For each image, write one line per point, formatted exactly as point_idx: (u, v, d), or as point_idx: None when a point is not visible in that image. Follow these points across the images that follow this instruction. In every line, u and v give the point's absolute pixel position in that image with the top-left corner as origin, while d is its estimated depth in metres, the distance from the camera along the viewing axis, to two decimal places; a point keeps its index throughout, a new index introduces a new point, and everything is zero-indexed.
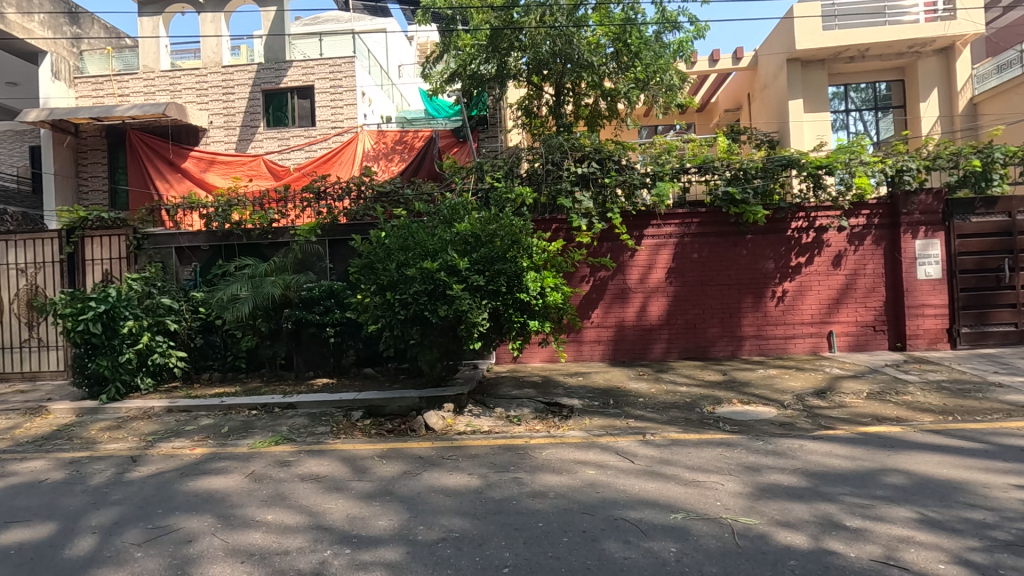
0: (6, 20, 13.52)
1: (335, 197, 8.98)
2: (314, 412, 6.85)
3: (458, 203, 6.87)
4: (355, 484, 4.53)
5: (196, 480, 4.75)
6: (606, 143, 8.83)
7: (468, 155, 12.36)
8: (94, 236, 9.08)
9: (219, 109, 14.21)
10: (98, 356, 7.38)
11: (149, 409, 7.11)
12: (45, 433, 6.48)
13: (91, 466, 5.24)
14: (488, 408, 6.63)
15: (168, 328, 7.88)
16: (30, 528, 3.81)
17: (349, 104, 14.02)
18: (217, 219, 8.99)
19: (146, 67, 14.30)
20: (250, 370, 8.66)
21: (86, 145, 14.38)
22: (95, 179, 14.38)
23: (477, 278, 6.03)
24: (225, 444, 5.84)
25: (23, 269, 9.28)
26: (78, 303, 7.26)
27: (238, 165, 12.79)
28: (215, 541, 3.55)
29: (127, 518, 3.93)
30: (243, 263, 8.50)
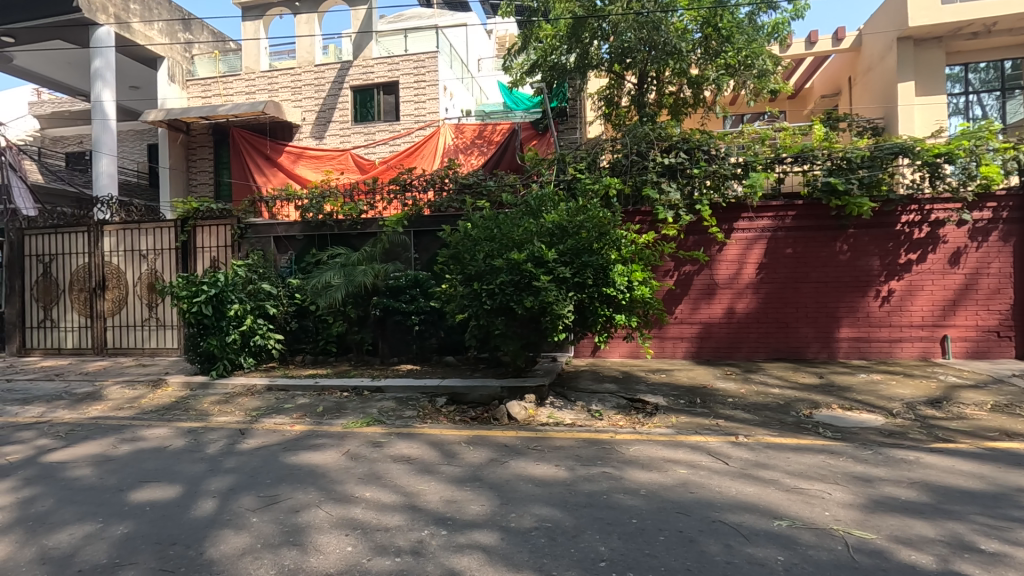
0: (132, 29, 14.94)
1: (420, 189, 9.23)
2: (400, 396, 7.10)
3: (544, 195, 6.86)
4: (445, 468, 4.65)
5: (298, 454, 5.06)
6: (694, 132, 8.50)
7: (549, 146, 12.29)
8: (204, 226, 9.92)
9: (312, 106, 15.01)
10: (208, 336, 8.04)
11: (252, 386, 7.66)
12: (165, 403, 7.14)
13: (206, 436, 5.71)
14: (569, 401, 6.61)
15: (268, 312, 8.44)
16: (160, 489, 4.20)
17: (432, 99, 14.34)
18: (311, 210, 9.46)
19: (248, 68, 15.31)
20: (339, 354, 9.09)
21: (196, 143, 15.63)
22: (202, 173, 15.61)
23: (564, 270, 6.01)
24: (320, 423, 6.17)
25: (146, 255, 10.23)
26: (193, 287, 7.92)
27: (328, 159, 13.47)
28: (321, 513, 3.75)
29: (242, 486, 4.25)
30: (336, 252, 8.92)
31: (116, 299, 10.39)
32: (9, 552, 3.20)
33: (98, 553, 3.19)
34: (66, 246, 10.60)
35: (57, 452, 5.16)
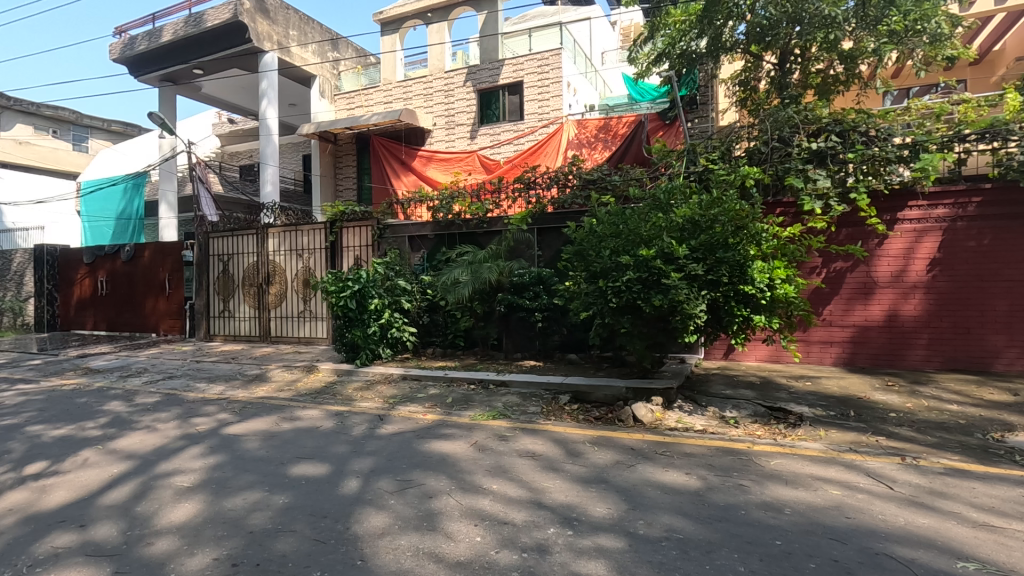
0: (290, 53, 16.83)
1: (544, 187, 9.26)
2: (524, 392, 7.20)
3: (673, 188, 6.53)
4: (570, 467, 4.61)
5: (430, 442, 5.34)
6: (848, 112, 7.58)
7: (678, 136, 11.74)
8: (350, 227, 10.86)
9: (442, 111, 15.79)
10: (353, 327, 8.80)
11: (389, 374, 8.25)
12: (317, 387, 7.95)
13: (351, 419, 6.25)
14: (700, 406, 6.24)
15: (403, 307, 9.03)
16: (314, 465, 4.67)
17: (556, 96, 14.37)
18: (442, 210, 9.91)
19: (386, 80, 16.53)
20: (466, 348, 9.47)
21: (342, 151, 17.21)
22: (347, 179, 17.15)
23: (696, 267, 5.68)
24: (450, 413, 6.46)
25: (301, 254, 11.47)
26: (340, 283, 8.71)
27: (456, 161, 14.07)
28: (451, 501, 3.90)
29: (382, 468, 4.58)
30: (463, 250, 9.29)
31: (278, 292, 11.77)
32: (199, 510, 3.75)
33: (265, 519, 3.61)
34: (240, 247, 12.23)
35: (233, 425, 5.96)
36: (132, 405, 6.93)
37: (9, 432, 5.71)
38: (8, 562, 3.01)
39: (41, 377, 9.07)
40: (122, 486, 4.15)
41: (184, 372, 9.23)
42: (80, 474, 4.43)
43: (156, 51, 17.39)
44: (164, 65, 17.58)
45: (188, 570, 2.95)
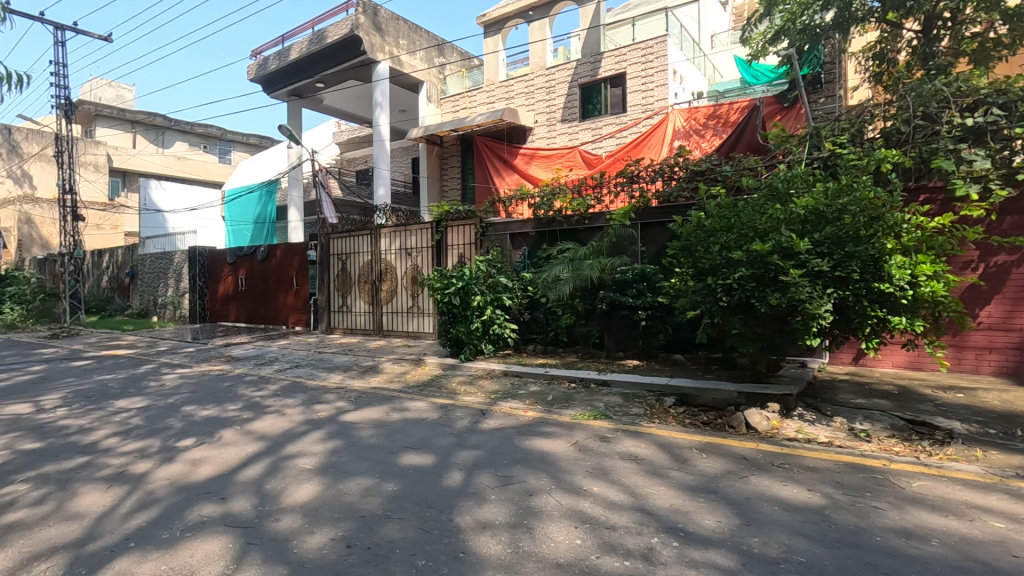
0: (400, 61, 17.74)
1: (648, 180, 8.91)
2: (626, 392, 7.00)
3: (793, 175, 5.99)
4: (675, 473, 4.39)
5: (531, 439, 5.35)
6: (1015, 80, 6.50)
7: (799, 120, 10.84)
8: (454, 226, 11.22)
9: (543, 108, 15.82)
10: (457, 323, 9.09)
11: (491, 370, 8.43)
12: (424, 380, 8.33)
13: (455, 412, 6.45)
14: (825, 416, 5.68)
15: (504, 303, 9.16)
16: (421, 456, 4.86)
17: (661, 85, 13.82)
18: (542, 207, 9.92)
19: (489, 81, 16.89)
20: (567, 346, 9.41)
21: (447, 153, 17.85)
22: (453, 180, 17.77)
23: (821, 263, 5.18)
24: (551, 411, 6.45)
25: (410, 252, 12.05)
26: (445, 280, 9.04)
27: (558, 158, 14.06)
28: (551, 500, 3.88)
29: (484, 462, 4.66)
30: (564, 247, 9.24)
31: (389, 289, 12.48)
32: (318, 491, 4.05)
33: (376, 505, 3.81)
34: (356, 246, 13.13)
35: (349, 413, 6.40)
36: (265, 391, 7.69)
37: (169, 410, 6.57)
38: (165, 525, 3.45)
39: (194, 363, 10.36)
40: (256, 464, 4.61)
41: (308, 362, 10.10)
42: (222, 451, 4.98)
43: (286, 69, 19.18)
44: (292, 81, 19.32)
45: (309, 547, 3.19)
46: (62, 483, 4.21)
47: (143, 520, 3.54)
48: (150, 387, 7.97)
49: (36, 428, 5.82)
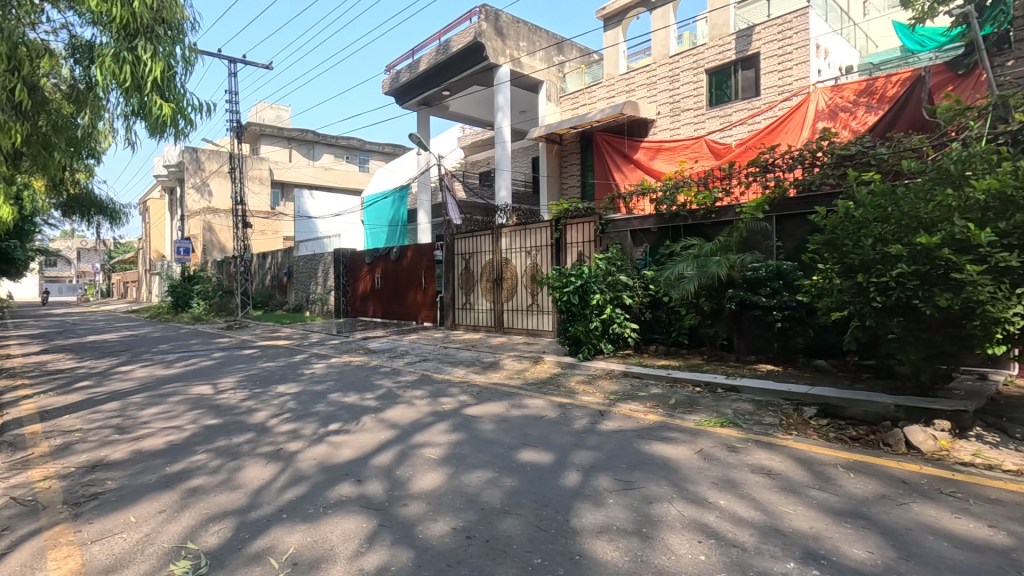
0: (521, 63, 18.10)
1: (785, 168, 8.15)
2: (758, 399, 6.48)
3: (969, 155, 5.12)
4: (815, 493, 3.96)
5: (652, 444, 5.16)
6: None
7: (980, 90, 8.79)
8: (573, 224, 11.18)
9: (666, 99, 15.18)
10: (576, 322, 9.07)
11: (611, 370, 8.27)
12: (543, 378, 8.40)
13: (574, 412, 6.43)
14: (1011, 440, 4.80)
15: (625, 302, 8.94)
16: (538, 453, 4.90)
17: (801, 63, 12.57)
18: (665, 202, 9.49)
19: (609, 75, 16.59)
20: (692, 347, 8.93)
21: (567, 150, 17.85)
22: (572, 177, 17.72)
23: (1008, 258, 4.40)
24: (673, 415, 6.16)
25: (530, 251, 12.24)
26: (563, 278, 9.04)
27: (682, 149, 13.41)
28: (673, 510, 3.70)
29: (601, 464, 4.58)
30: (689, 243, 8.80)
31: (510, 287, 12.78)
32: (442, 481, 4.25)
33: (495, 498, 3.92)
34: (479, 246, 13.62)
35: (472, 407, 6.66)
36: (397, 382, 8.27)
37: (317, 396, 7.32)
38: (311, 501, 3.84)
39: (338, 354, 11.44)
40: (387, 451, 4.96)
41: (435, 356, 10.68)
42: (360, 437, 5.45)
43: (416, 80, 20.43)
44: (421, 91, 20.53)
45: (432, 534, 3.37)
46: (232, 456, 4.88)
47: (295, 495, 3.98)
48: (302, 375, 8.95)
49: (215, 406, 6.81)
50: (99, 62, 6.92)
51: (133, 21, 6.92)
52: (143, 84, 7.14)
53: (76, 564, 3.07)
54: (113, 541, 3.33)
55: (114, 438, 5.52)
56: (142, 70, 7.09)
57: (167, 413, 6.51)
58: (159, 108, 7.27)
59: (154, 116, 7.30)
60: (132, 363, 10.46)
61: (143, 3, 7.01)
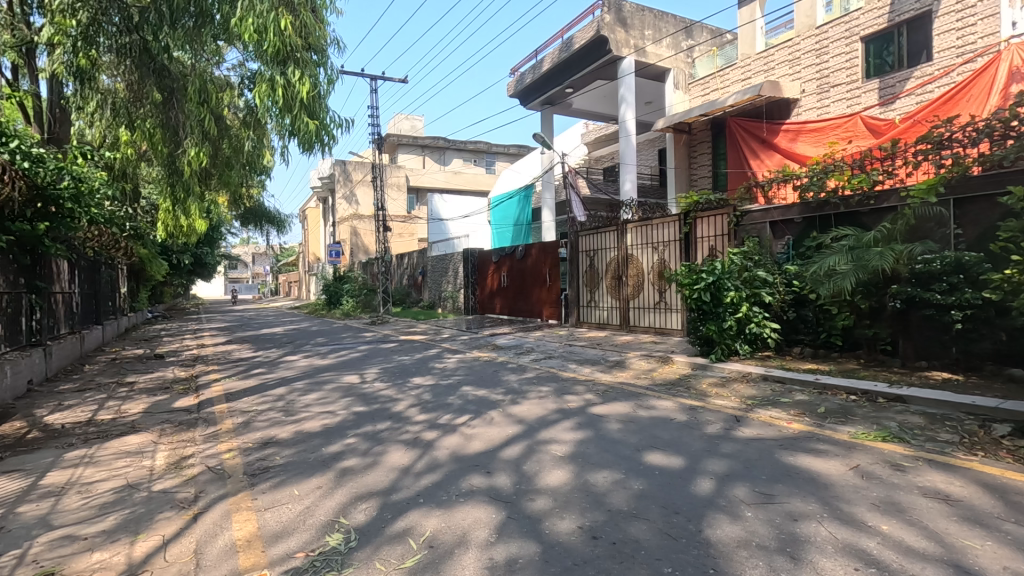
0: (647, 53, 17.52)
1: (967, 143, 6.92)
2: (931, 412, 5.62)
3: None
4: (1010, 527, 3.33)
5: (797, 455, 4.71)
6: None
7: None
8: (704, 217, 10.54)
9: (813, 74, 13.74)
10: (707, 320, 8.59)
11: (747, 373, 7.68)
12: (672, 379, 8.06)
13: (706, 416, 6.08)
14: None
15: (763, 300, 8.25)
16: (667, 457, 4.71)
17: (988, 17, 10.65)
18: (812, 188, 8.60)
19: (744, 55, 15.43)
20: (845, 349, 7.99)
21: (696, 139, 16.93)
22: (703, 167, 16.76)
23: None
24: (822, 425, 5.57)
25: (657, 247, 11.84)
26: (693, 275, 8.57)
27: (832, 129, 12.03)
28: (823, 530, 3.34)
29: (737, 474, 4.28)
30: (841, 234, 7.88)
31: (636, 284, 12.45)
32: (568, 478, 4.26)
33: (622, 500, 3.84)
34: (603, 243, 13.44)
35: (598, 406, 6.59)
36: (523, 378, 8.45)
37: (449, 389, 7.74)
38: (445, 489, 4.07)
39: (468, 350, 11.98)
40: (515, 445, 5.09)
41: (560, 353, 10.74)
42: (489, 430, 5.65)
43: (539, 80, 20.66)
44: (545, 90, 20.73)
45: (559, 531, 3.39)
46: (376, 441, 5.33)
47: (431, 482, 4.24)
48: (435, 368, 9.52)
49: (361, 395, 7.51)
50: (258, 88, 7.96)
51: (285, 49, 7.85)
52: (294, 105, 8.09)
53: (254, 527, 3.56)
54: (281, 510, 3.81)
55: (282, 419, 6.33)
56: (293, 92, 8.02)
57: (323, 399, 7.31)
58: (306, 125, 8.19)
59: (302, 133, 8.26)
60: (295, 354, 11.90)
61: (293, 32, 7.91)
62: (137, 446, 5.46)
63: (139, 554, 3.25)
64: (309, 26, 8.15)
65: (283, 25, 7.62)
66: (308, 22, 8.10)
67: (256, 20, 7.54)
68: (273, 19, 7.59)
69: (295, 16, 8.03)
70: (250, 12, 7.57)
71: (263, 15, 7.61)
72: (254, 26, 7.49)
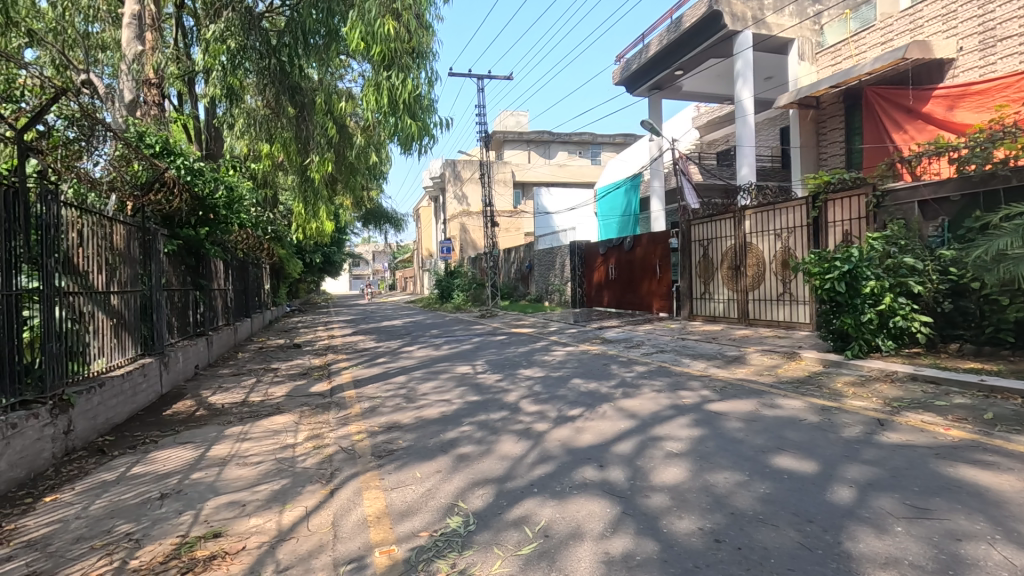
0: (767, 24, 16.24)
1: None
2: None
3: None
4: None
5: (958, 466, 4.12)
6: None
7: None
8: (835, 199, 9.58)
9: (974, 28, 11.80)
10: (842, 313, 7.85)
11: (892, 372, 6.85)
12: (800, 376, 7.43)
13: (842, 418, 5.52)
14: None
15: (911, 290, 7.28)
16: (798, 461, 4.34)
17: None
18: (975, 160, 7.37)
19: (884, 15, 13.73)
20: (1019, 348, 6.90)
21: (826, 114, 15.40)
22: (834, 145, 15.22)
23: None
24: (990, 433, 4.82)
25: (779, 234, 10.98)
26: (825, 263, 7.84)
27: (998, 91, 10.40)
28: (994, 554, 2.89)
29: (882, 483, 3.84)
30: (1014, 212, 6.71)
31: (756, 275, 11.63)
32: (686, 477, 4.08)
33: (747, 504, 3.60)
34: (718, 231, 12.72)
35: (716, 403, 6.25)
36: (634, 372, 8.26)
37: (559, 381, 7.77)
38: (558, 481, 4.08)
39: (577, 343, 11.94)
40: (628, 440, 4.98)
41: (672, 347, 10.36)
42: (601, 424, 5.58)
43: (646, 65, 19.95)
44: (652, 75, 20.00)
45: (678, 530, 3.26)
46: (490, 430, 5.48)
47: (544, 472, 4.28)
48: (544, 361, 9.60)
49: (475, 385, 7.79)
50: (367, 93, 8.55)
51: (390, 54, 8.32)
52: (399, 105, 8.58)
53: (382, 505, 3.83)
54: (406, 490, 4.06)
55: (404, 406, 6.75)
56: (397, 94, 8.51)
57: (440, 388, 7.68)
58: (408, 125, 8.70)
59: (404, 132, 8.82)
60: (413, 345, 12.63)
61: (399, 37, 8.36)
62: (282, 425, 6.11)
63: (287, 522, 3.63)
64: (411, 30, 8.49)
65: (386, 30, 8.07)
66: (411, 26, 8.42)
67: (365, 27, 8.11)
68: (378, 25, 8.04)
69: (400, 20, 8.40)
70: (360, 20, 8.11)
71: (371, 23, 8.11)
72: (363, 33, 8.02)
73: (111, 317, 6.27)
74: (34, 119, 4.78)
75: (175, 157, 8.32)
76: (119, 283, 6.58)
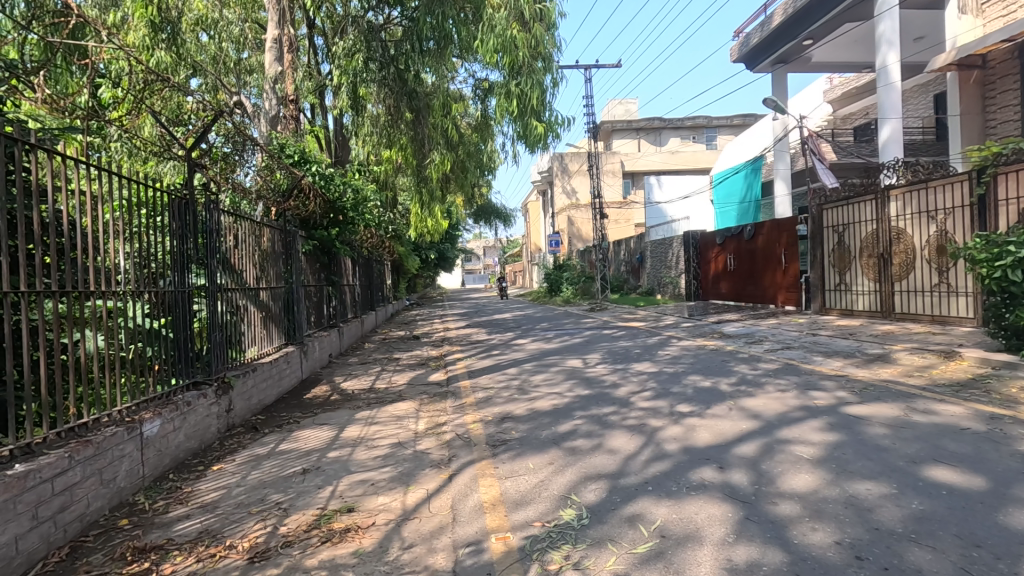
0: None
1: None
2: None
3: None
4: None
5: None
6: None
7: None
8: (1009, 173, 8.15)
9: None
10: (1018, 307, 6.67)
11: None
12: (961, 379, 6.48)
13: (1018, 429, 4.71)
14: None
15: None
16: (960, 475, 3.79)
17: None
18: None
19: None
20: None
21: (995, 74, 13.22)
22: (1006, 109, 13.01)
23: None
24: None
25: (934, 215, 9.63)
26: (994, 248, 6.72)
27: None
28: None
29: None
30: None
31: (904, 263, 10.32)
32: (819, 485, 3.74)
33: (895, 519, 3.21)
34: (856, 215, 11.46)
35: (854, 405, 5.64)
36: (756, 369, 7.72)
37: (675, 377, 7.48)
38: (674, 480, 3.93)
39: (692, 337, 11.42)
40: (751, 441, 4.67)
41: (801, 343, 9.54)
42: (721, 423, 5.29)
43: (769, 38, 18.38)
44: (777, 48, 18.39)
45: (812, 543, 2.99)
46: (603, 424, 5.42)
47: (659, 470, 4.15)
48: (658, 355, 9.30)
49: (585, 378, 7.73)
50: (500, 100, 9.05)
51: (518, 62, 8.81)
52: (526, 110, 9.02)
53: (497, 493, 3.94)
54: (519, 480, 4.15)
55: (517, 396, 6.91)
56: (526, 97, 8.93)
57: (550, 380, 7.75)
58: (533, 127, 9.12)
59: (528, 133, 9.29)
60: (524, 337, 12.87)
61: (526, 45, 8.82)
62: (405, 411, 6.53)
63: (411, 502, 3.87)
64: (538, 38, 8.96)
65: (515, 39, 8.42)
66: (538, 34, 8.89)
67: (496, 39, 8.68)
68: (509, 36, 8.42)
69: (528, 29, 8.93)
70: (494, 32, 8.56)
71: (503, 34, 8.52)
72: (494, 44, 8.47)
73: (261, 310, 7.09)
74: (200, 138, 5.46)
75: (310, 165, 9.16)
76: (268, 280, 7.44)
